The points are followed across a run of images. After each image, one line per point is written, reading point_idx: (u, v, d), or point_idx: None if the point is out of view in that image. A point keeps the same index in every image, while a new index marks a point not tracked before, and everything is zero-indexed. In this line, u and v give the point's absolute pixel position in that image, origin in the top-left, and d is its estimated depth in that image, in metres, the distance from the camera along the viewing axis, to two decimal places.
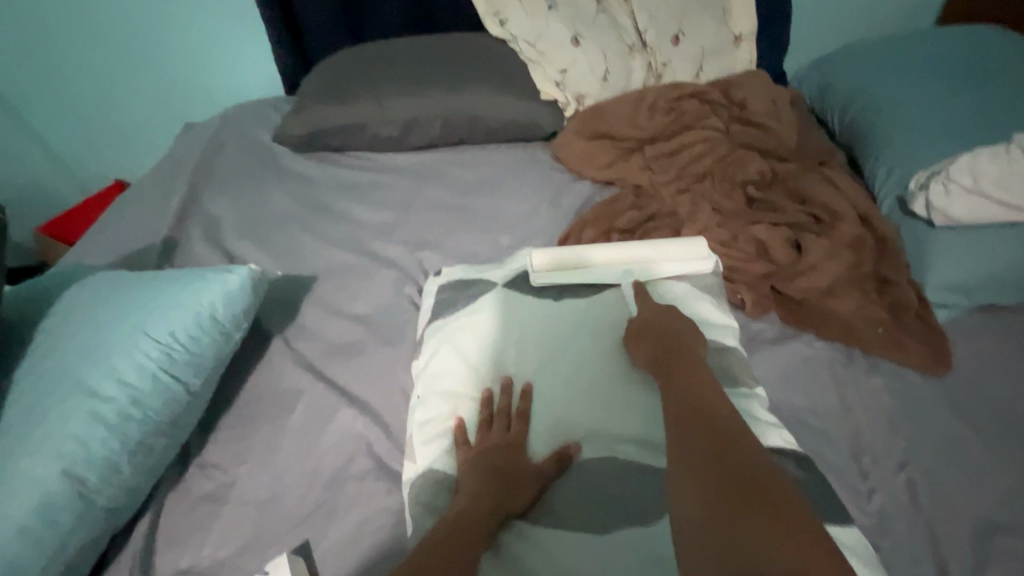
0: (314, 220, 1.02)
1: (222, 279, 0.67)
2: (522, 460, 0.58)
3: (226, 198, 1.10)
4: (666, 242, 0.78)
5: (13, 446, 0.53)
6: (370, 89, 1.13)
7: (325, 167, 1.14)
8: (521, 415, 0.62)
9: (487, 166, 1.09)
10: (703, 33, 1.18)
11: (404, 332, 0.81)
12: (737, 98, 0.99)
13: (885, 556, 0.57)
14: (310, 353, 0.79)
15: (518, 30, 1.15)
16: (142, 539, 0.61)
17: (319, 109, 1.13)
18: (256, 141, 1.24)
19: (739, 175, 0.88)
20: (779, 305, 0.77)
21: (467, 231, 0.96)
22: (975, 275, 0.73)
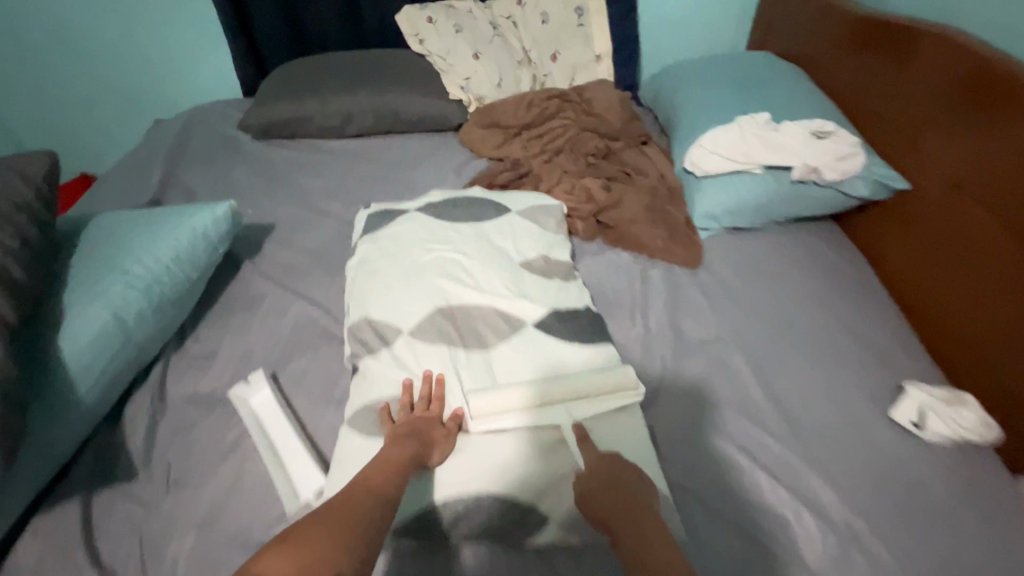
0: (273, 188, 1.32)
1: (212, 210, 0.98)
2: (436, 424, 0.73)
3: (200, 173, 1.38)
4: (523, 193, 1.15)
5: (76, 299, 0.81)
6: (317, 90, 1.45)
7: (281, 151, 1.44)
8: (439, 399, 0.76)
9: (409, 150, 1.43)
10: (572, 53, 1.58)
11: (342, 257, 1.12)
12: (587, 98, 1.38)
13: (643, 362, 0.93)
14: (273, 272, 1.09)
15: (433, 47, 1.51)
16: (157, 376, 0.88)
17: (276, 105, 1.44)
18: (222, 132, 1.52)
19: (583, 148, 1.26)
20: (600, 230, 1.13)
21: (392, 193, 1.29)
22: (720, 205, 1.12)
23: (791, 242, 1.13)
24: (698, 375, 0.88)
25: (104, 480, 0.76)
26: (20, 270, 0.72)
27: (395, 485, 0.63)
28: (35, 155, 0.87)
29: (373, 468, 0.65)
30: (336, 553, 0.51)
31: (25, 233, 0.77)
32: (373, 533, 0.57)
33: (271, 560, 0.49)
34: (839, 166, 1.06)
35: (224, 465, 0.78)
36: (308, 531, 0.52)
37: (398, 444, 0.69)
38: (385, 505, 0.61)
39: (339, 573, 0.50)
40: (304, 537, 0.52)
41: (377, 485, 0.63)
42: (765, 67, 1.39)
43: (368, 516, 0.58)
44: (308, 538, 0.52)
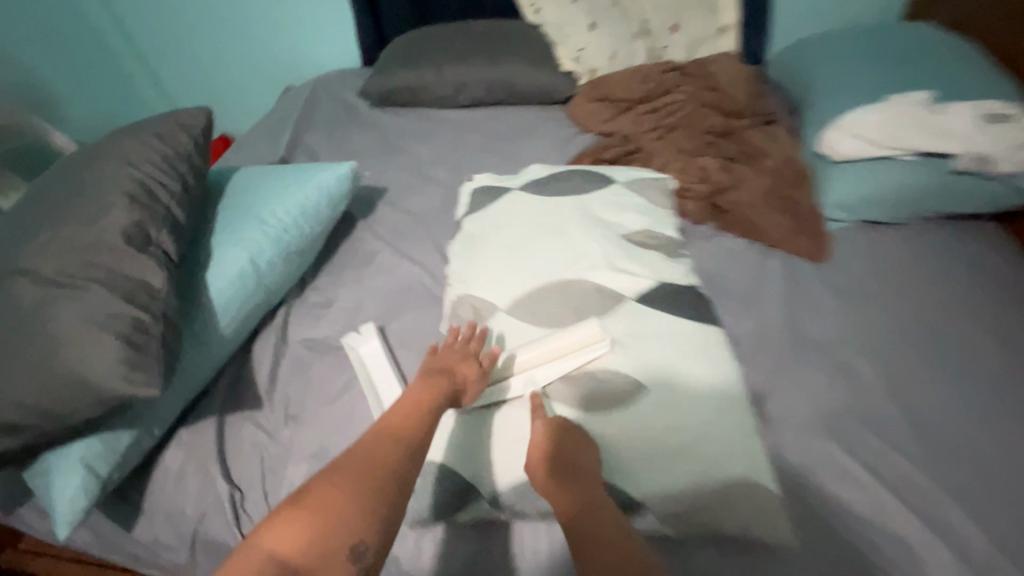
0: (387, 154, 1.38)
1: (335, 169, 1.04)
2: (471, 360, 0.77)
3: (323, 137, 1.48)
4: (630, 169, 1.10)
5: (222, 243, 0.90)
6: (433, 59, 1.48)
7: (394, 118, 1.50)
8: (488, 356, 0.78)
9: (516, 122, 1.43)
10: (695, 24, 1.48)
11: (448, 221, 1.15)
12: (709, 72, 1.29)
13: (751, 352, 0.85)
14: (384, 232, 1.15)
15: (548, 17, 1.48)
16: (281, 319, 0.97)
17: (393, 74, 1.50)
18: (343, 99, 1.62)
19: (700, 126, 1.19)
20: (713, 213, 1.07)
21: (498, 164, 1.31)
22: (856, 194, 1.01)
23: (936, 243, 0.99)
24: (816, 378, 0.80)
25: (234, 407, 0.85)
26: (180, 210, 0.81)
27: (415, 434, 0.65)
28: (194, 110, 0.96)
29: (399, 428, 0.65)
30: (340, 519, 0.54)
31: (185, 181, 0.86)
32: (373, 517, 0.55)
33: (280, 533, 0.52)
34: (1016, 159, 0.91)
35: (335, 407, 0.84)
36: (320, 496, 0.55)
37: (424, 386, 0.72)
38: (402, 456, 0.62)
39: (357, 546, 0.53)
40: (321, 500, 0.55)
41: (395, 442, 0.63)
42: (926, 41, 1.22)
43: (382, 475, 0.59)
44: (319, 504, 0.55)
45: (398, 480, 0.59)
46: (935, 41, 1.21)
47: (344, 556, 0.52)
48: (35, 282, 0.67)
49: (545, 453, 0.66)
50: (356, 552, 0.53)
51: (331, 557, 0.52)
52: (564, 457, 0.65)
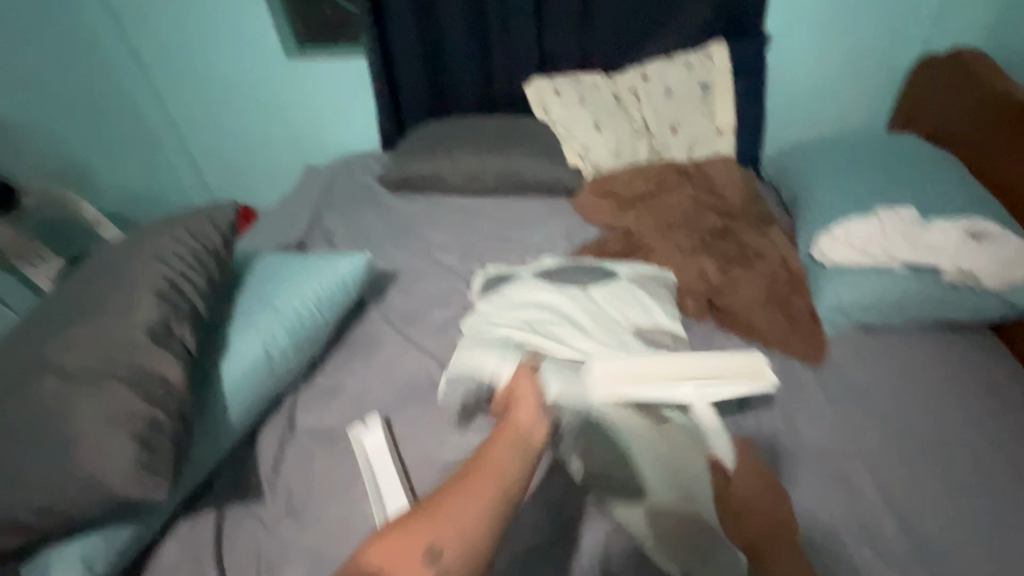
0: (400, 237, 1.45)
1: (352, 259, 1.09)
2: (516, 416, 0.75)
3: (340, 218, 1.56)
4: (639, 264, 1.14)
5: (238, 333, 0.94)
6: (448, 149, 1.59)
7: (409, 202, 1.58)
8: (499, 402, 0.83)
9: (525, 213, 1.50)
10: (694, 126, 1.58)
11: (455, 308, 1.20)
12: (707, 175, 1.38)
13: None
14: (394, 316, 1.19)
15: (556, 117, 1.60)
16: (288, 406, 0.99)
17: (410, 162, 1.60)
18: (362, 182, 1.71)
19: (700, 225, 1.25)
20: (712, 313, 1.10)
21: (506, 251, 1.37)
22: (852, 298, 1.04)
23: (929, 353, 1.01)
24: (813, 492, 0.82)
25: (237, 497, 0.86)
26: (200, 299, 0.85)
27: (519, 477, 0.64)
28: (224, 205, 1.03)
29: (494, 474, 0.63)
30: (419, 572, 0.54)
31: (210, 274, 0.91)
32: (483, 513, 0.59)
33: (384, 551, 0.56)
34: (1001, 276, 0.97)
35: (336, 502, 0.85)
36: (442, 507, 0.59)
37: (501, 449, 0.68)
38: (508, 487, 0.63)
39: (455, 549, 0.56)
40: (417, 544, 0.56)
41: (469, 510, 0.59)
42: (909, 149, 1.30)
43: (438, 530, 0.57)
44: (445, 514, 0.59)
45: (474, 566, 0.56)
46: (917, 149, 1.29)
47: (423, 562, 0.54)
48: (60, 377, 0.71)
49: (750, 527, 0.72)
50: (436, 553, 0.55)
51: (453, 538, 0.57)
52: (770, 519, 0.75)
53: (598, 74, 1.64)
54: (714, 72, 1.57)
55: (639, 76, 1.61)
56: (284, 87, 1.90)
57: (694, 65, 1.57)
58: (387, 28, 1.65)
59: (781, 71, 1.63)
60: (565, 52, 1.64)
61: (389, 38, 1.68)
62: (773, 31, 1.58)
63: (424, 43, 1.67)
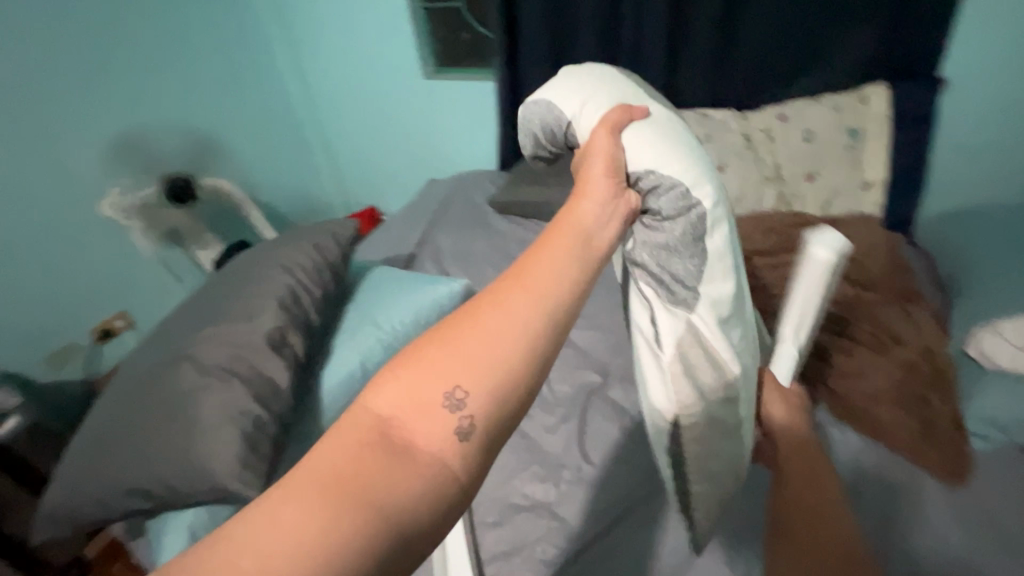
0: (501, 262, 1.49)
1: (451, 285, 1.13)
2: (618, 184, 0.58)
3: (448, 235, 1.63)
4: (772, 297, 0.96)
5: (342, 343, 1.03)
6: (560, 179, 1.59)
7: (516, 227, 1.62)
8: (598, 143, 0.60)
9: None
10: (835, 177, 1.43)
11: None
12: (844, 236, 1.22)
13: None
14: None
15: None
16: None
17: (523, 188, 1.63)
18: (474, 201, 1.78)
19: (828, 293, 1.10)
20: (826, 397, 0.97)
21: None
22: (1012, 413, 0.89)
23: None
24: None
25: None
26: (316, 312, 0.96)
27: (513, 347, 0.44)
28: (347, 223, 1.12)
29: (549, 273, 0.48)
30: (410, 477, 0.39)
31: (326, 287, 1.00)
32: (418, 478, 0.39)
33: (391, 397, 0.43)
34: None
35: None
36: (386, 394, 0.43)
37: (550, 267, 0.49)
38: (505, 371, 0.43)
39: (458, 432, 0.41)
40: (432, 383, 0.43)
41: (522, 314, 0.45)
42: None
43: (447, 384, 0.43)
44: (407, 411, 0.42)
45: (523, 396, 0.44)
46: None
47: (444, 410, 0.41)
48: (196, 369, 0.82)
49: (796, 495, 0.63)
50: (454, 400, 0.42)
51: (427, 424, 0.41)
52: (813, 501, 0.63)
53: (729, 110, 1.53)
54: (869, 118, 1.39)
55: (776, 116, 1.47)
56: (417, 104, 1.99)
57: (844, 109, 1.41)
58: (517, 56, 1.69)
59: (954, 123, 1.42)
60: (695, 86, 1.55)
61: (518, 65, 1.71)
62: (951, 77, 1.37)
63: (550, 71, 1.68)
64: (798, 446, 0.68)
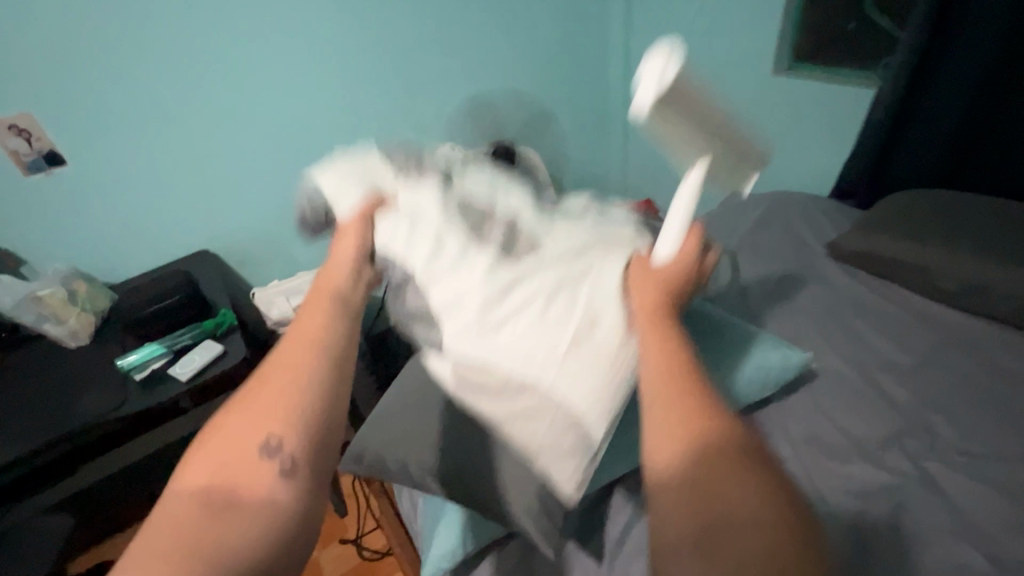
0: (829, 322, 1.13)
1: (788, 355, 0.95)
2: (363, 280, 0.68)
3: (756, 264, 1.32)
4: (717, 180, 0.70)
5: None
6: (957, 243, 1.13)
7: (856, 283, 1.22)
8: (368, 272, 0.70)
9: (911, 313, 1.13)
10: None
11: (886, 472, 0.86)
12: None
13: None
14: (795, 433, 0.94)
15: None
16: None
17: (889, 237, 1.20)
18: (797, 234, 1.40)
19: None
20: None
21: (1008, 429, 0.90)
22: None
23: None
24: None
25: (576, 546, 0.85)
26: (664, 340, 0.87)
27: (309, 383, 0.51)
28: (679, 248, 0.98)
29: (314, 320, 0.58)
30: (239, 525, 0.44)
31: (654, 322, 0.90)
32: (245, 535, 0.44)
33: (200, 473, 0.48)
34: None
35: None
36: (192, 472, 0.48)
37: (318, 330, 0.56)
38: (303, 408, 0.50)
39: (274, 490, 0.47)
40: (246, 440, 0.49)
41: (310, 362, 0.53)
42: None
43: (256, 480, 0.47)
44: (220, 470, 0.48)
45: (331, 414, 0.52)
46: None
47: (260, 455, 0.48)
48: None
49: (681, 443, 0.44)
50: (268, 445, 0.48)
51: (250, 483, 0.47)
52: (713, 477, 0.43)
53: None
54: None
55: None
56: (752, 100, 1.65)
57: None
58: (928, 74, 1.20)
59: None
60: None
61: (923, 87, 1.23)
62: None
63: (975, 100, 1.18)
64: (670, 361, 0.49)
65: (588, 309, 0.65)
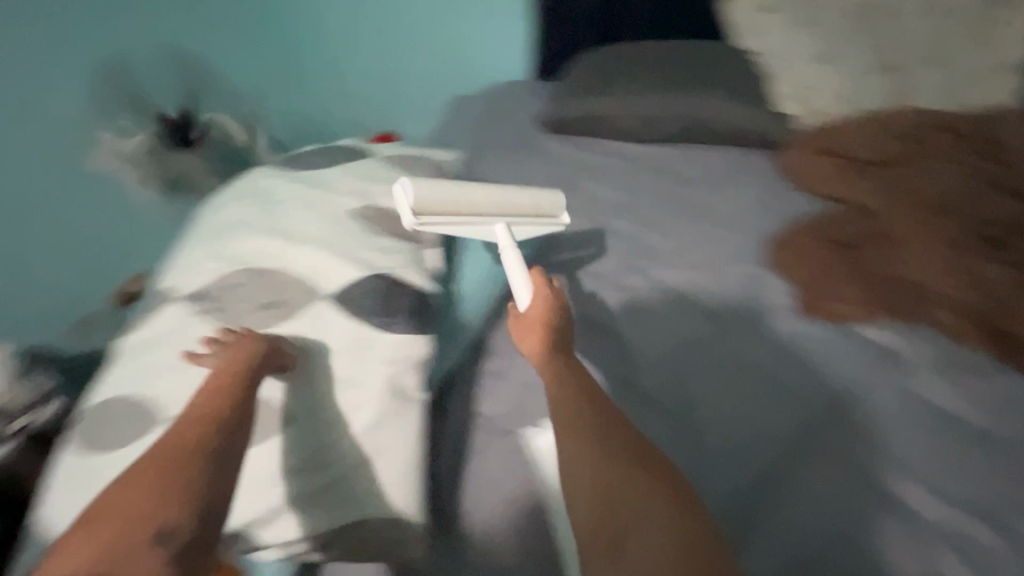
0: (558, 189, 1.26)
1: None
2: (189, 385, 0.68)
3: (489, 159, 1.38)
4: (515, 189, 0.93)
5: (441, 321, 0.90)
6: (624, 88, 1.34)
7: (569, 147, 1.36)
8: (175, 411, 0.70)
9: (614, 157, 1.32)
10: (965, 64, 1.18)
11: (628, 288, 1.02)
12: (995, 137, 1.01)
13: None
14: (557, 290, 1.04)
15: (768, 45, 1.25)
16: (452, 387, 0.87)
17: (580, 100, 1.36)
18: (515, 121, 1.50)
19: (980, 215, 0.94)
20: (989, 342, 0.85)
21: (695, 220, 1.13)
22: None
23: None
24: None
25: None
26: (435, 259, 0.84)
27: (207, 441, 0.60)
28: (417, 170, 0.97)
29: (213, 402, 0.65)
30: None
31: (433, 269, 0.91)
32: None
33: (79, 545, 0.50)
34: None
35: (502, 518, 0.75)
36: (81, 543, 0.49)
37: (209, 403, 0.64)
38: (195, 459, 0.57)
39: (165, 532, 0.51)
40: (137, 504, 0.52)
41: (190, 433, 0.60)
42: None
43: (162, 509, 0.52)
44: (105, 532, 0.50)
45: (213, 474, 0.57)
46: None
47: (148, 539, 0.50)
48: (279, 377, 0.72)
49: (597, 490, 0.62)
50: (162, 534, 0.50)
51: (132, 544, 0.49)
52: (609, 514, 0.61)
53: None
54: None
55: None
56: None
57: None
58: None
59: None
60: None
61: None
62: None
63: None
64: (569, 420, 0.67)
65: (388, 378, 0.72)
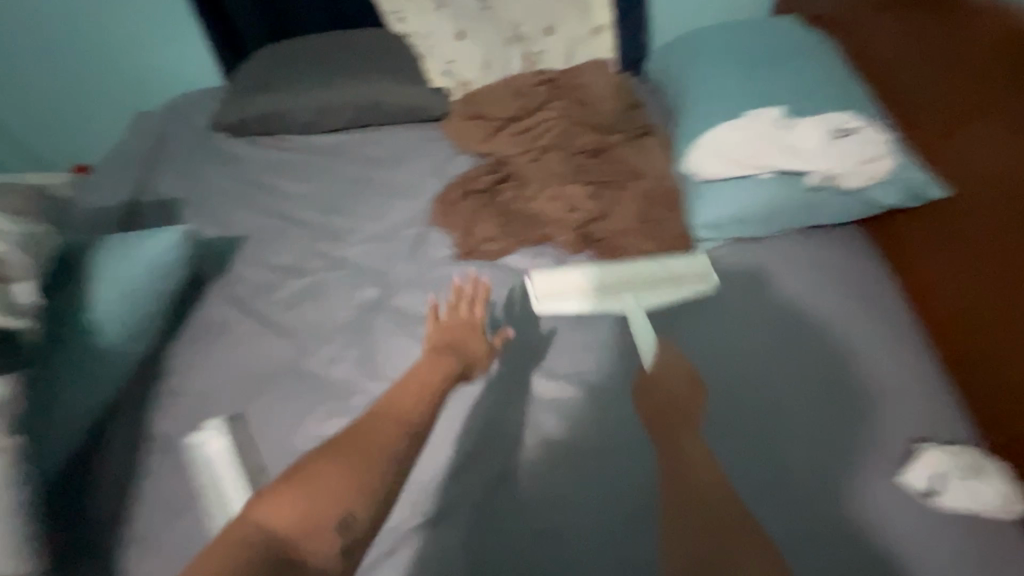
0: (247, 195, 1.27)
1: (171, 233, 0.98)
2: None
3: (174, 175, 1.33)
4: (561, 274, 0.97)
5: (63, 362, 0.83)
6: (295, 85, 1.37)
7: (257, 149, 1.37)
8: None
9: (301, 152, 1.35)
10: (569, 27, 1.42)
11: (307, 275, 1.07)
12: (580, 83, 1.23)
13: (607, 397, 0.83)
14: (241, 293, 1.06)
15: (415, 27, 1.38)
16: (127, 414, 0.89)
17: (253, 100, 1.36)
18: (199, 130, 1.44)
19: (573, 145, 1.15)
20: (585, 243, 1.03)
21: (373, 197, 1.22)
22: (724, 213, 0.98)
23: (817, 255, 0.98)
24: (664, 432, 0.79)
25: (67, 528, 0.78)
26: (29, 295, 0.79)
27: (418, 417, 0.68)
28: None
29: (365, 431, 0.64)
30: (322, 544, 0.54)
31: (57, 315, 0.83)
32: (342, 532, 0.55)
33: (298, 511, 0.55)
34: (862, 172, 0.92)
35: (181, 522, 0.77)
36: (304, 484, 0.57)
37: (374, 433, 0.64)
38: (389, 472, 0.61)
39: (348, 517, 0.56)
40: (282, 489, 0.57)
41: (391, 442, 0.64)
42: (786, 37, 1.20)
43: (346, 499, 0.57)
44: (299, 486, 0.57)
45: (378, 483, 0.60)
46: (793, 36, 1.19)
47: (334, 529, 0.55)
48: None
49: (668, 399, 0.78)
50: (344, 523, 0.56)
51: (311, 531, 0.54)
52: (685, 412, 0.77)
53: None
54: None
55: None
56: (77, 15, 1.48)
57: None
58: None
59: None
60: None
61: None
62: None
63: None
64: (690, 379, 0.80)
65: None
